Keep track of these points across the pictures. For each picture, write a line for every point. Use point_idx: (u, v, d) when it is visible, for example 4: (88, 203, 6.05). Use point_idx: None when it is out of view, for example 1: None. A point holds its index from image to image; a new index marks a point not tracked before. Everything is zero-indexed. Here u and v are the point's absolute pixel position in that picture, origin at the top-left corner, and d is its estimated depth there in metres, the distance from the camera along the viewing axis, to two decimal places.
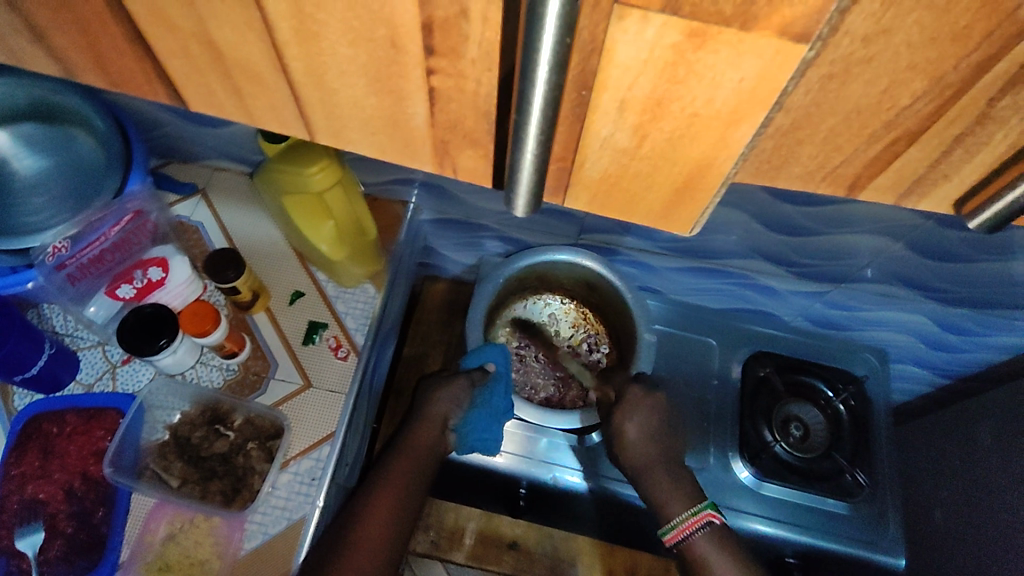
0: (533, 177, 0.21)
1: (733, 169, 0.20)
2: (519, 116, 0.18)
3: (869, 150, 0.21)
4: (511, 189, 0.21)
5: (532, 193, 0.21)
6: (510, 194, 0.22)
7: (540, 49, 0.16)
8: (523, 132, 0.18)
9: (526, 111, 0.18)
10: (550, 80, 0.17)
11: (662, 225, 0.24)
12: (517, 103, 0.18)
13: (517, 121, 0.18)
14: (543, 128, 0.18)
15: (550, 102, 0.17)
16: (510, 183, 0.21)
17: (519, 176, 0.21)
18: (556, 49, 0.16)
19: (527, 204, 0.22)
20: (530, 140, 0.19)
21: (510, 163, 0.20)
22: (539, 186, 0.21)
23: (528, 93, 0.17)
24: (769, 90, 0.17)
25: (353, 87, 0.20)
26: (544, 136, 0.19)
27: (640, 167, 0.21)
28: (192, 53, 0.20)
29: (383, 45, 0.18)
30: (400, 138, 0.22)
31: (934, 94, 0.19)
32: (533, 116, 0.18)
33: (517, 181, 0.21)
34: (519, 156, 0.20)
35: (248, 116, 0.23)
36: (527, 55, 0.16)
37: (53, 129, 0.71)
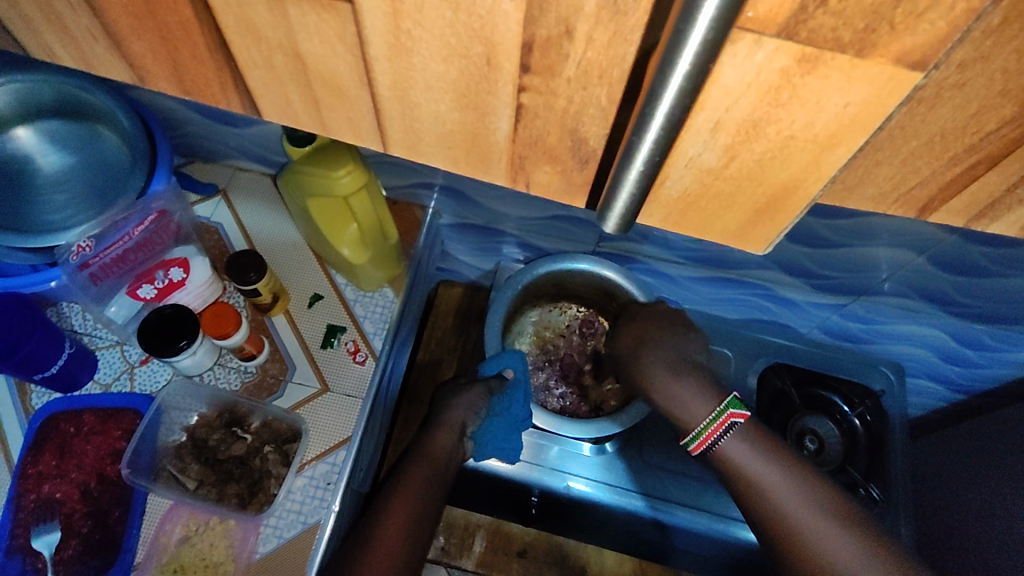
0: (634, 192, 0.21)
1: (820, 189, 0.21)
2: (633, 137, 0.19)
3: (948, 171, 0.21)
4: (607, 205, 0.22)
5: (626, 213, 0.22)
6: (605, 211, 0.22)
7: (672, 78, 0.17)
8: (635, 150, 0.19)
9: (642, 128, 0.19)
10: (675, 107, 0.18)
11: (734, 244, 0.25)
12: (635, 124, 0.19)
13: (631, 142, 0.19)
14: (654, 150, 0.19)
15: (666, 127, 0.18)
16: (607, 200, 0.22)
17: (619, 193, 0.21)
18: (691, 70, 0.17)
19: (618, 222, 0.23)
20: (639, 159, 0.20)
21: (613, 176, 0.21)
22: (638, 203, 0.22)
23: (649, 115, 0.18)
24: (873, 114, 0.18)
25: (438, 102, 0.21)
26: (653, 156, 0.20)
27: (725, 186, 0.22)
28: (276, 64, 0.21)
29: (477, 61, 0.19)
30: (477, 150, 0.23)
31: (1019, 122, 0.20)
32: (648, 137, 0.19)
33: (616, 196, 0.22)
34: (623, 173, 0.20)
35: (323, 127, 0.23)
36: (657, 82, 0.17)
37: (76, 126, 0.72)
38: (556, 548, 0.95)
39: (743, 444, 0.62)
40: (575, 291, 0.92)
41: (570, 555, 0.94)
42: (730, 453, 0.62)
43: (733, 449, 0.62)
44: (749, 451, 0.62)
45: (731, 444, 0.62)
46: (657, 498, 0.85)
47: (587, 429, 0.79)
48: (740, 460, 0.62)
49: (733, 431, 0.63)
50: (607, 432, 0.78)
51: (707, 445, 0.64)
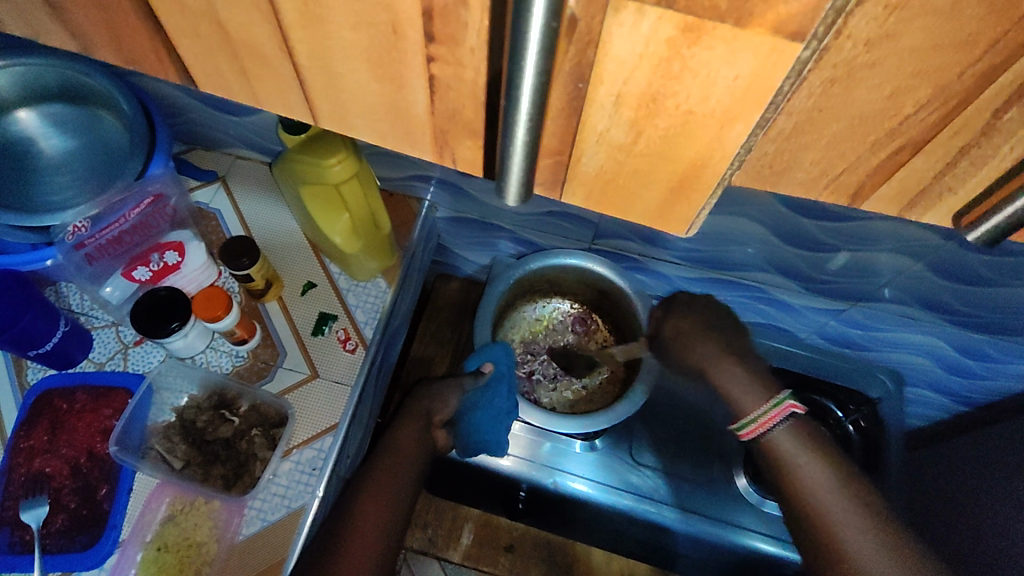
0: (526, 167, 0.18)
1: (729, 169, 0.18)
2: (507, 100, 0.16)
3: (872, 159, 0.20)
4: (500, 177, 0.19)
5: (523, 184, 0.19)
6: (500, 187, 0.19)
7: (527, 40, 0.14)
8: (513, 119, 0.16)
9: (513, 98, 0.16)
10: (539, 69, 0.15)
11: (656, 225, 0.21)
12: (506, 85, 0.16)
13: (506, 107, 0.16)
14: (533, 119, 0.16)
15: (541, 91, 0.16)
16: (499, 171, 0.19)
17: (510, 165, 0.18)
18: (543, 33, 0.14)
19: (518, 196, 0.20)
20: (520, 125, 0.16)
21: (500, 149, 0.18)
22: (532, 176, 0.19)
23: (518, 80, 0.15)
24: (763, 90, 0.15)
25: (356, 74, 0.19)
26: (534, 130, 0.17)
27: (640, 166, 0.18)
28: (203, 34, 0.20)
29: (384, 30, 0.17)
30: (401, 126, 0.20)
31: (938, 103, 0.18)
32: (523, 103, 0.16)
33: (507, 169, 0.18)
34: (508, 144, 0.17)
35: (256, 100, 0.22)
36: (515, 41, 0.14)
37: (80, 110, 0.73)
38: (543, 544, 0.99)
39: (797, 442, 0.50)
40: (569, 288, 0.92)
41: (558, 552, 0.99)
42: (785, 453, 0.50)
43: (790, 449, 0.50)
44: (805, 453, 0.50)
45: (788, 442, 0.50)
46: (645, 498, 0.84)
47: (580, 424, 0.78)
48: (790, 459, 0.50)
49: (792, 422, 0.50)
50: (599, 425, 0.78)
51: (756, 434, 0.52)
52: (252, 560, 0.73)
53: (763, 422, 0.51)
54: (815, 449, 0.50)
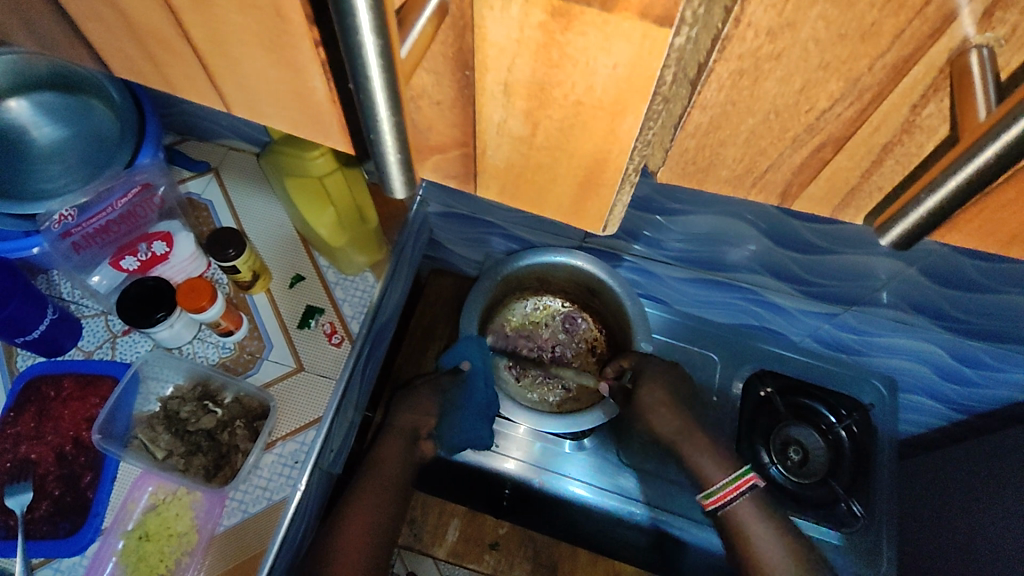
0: (402, 159, 0.17)
1: (632, 163, 0.17)
2: (360, 93, 0.14)
3: (795, 155, 0.19)
4: (381, 170, 0.17)
5: (403, 169, 0.17)
6: (383, 179, 0.18)
7: (358, 30, 0.12)
8: (372, 113, 0.15)
9: (364, 90, 0.14)
10: (381, 57, 0.13)
11: (574, 222, 0.20)
12: (353, 74, 0.14)
13: (362, 101, 0.15)
14: (393, 109, 0.15)
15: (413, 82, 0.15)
16: (380, 166, 0.17)
17: (385, 154, 0.16)
18: (374, 18, 0.12)
19: (405, 188, 0.18)
20: (382, 121, 0.15)
21: (370, 144, 0.16)
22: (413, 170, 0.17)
23: (364, 75, 0.14)
24: (645, 79, 0.14)
25: (254, 59, 0.18)
26: (400, 126, 0.15)
27: (544, 159, 0.18)
28: (104, 16, 0.19)
29: (269, 14, 0.16)
30: (310, 114, 0.20)
31: (853, 97, 0.17)
32: (378, 96, 0.14)
33: (384, 163, 0.17)
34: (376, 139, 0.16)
35: (170, 86, 0.21)
36: (347, 38, 0.13)
37: (71, 99, 0.69)
38: (528, 545, 0.96)
39: (755, 510, 0.70)
40: (559, 286, 0.91)
41: (542, 553, 0.96)
42: (743, 520, 0.70)
43: (747, 515, 0.70)
44: (759, 519, 0.70)
45: (746, 510, 0.70)
46: (634, 501, 0.83)
47: (566, 423, 0.77)
48: (751, 525, 0.70)
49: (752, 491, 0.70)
50: (586, 425, 0.77)
51: (720, 502, 0.71)
52: (233, 550, 0.74)
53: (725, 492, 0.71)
54: (768, 518, 0.71)
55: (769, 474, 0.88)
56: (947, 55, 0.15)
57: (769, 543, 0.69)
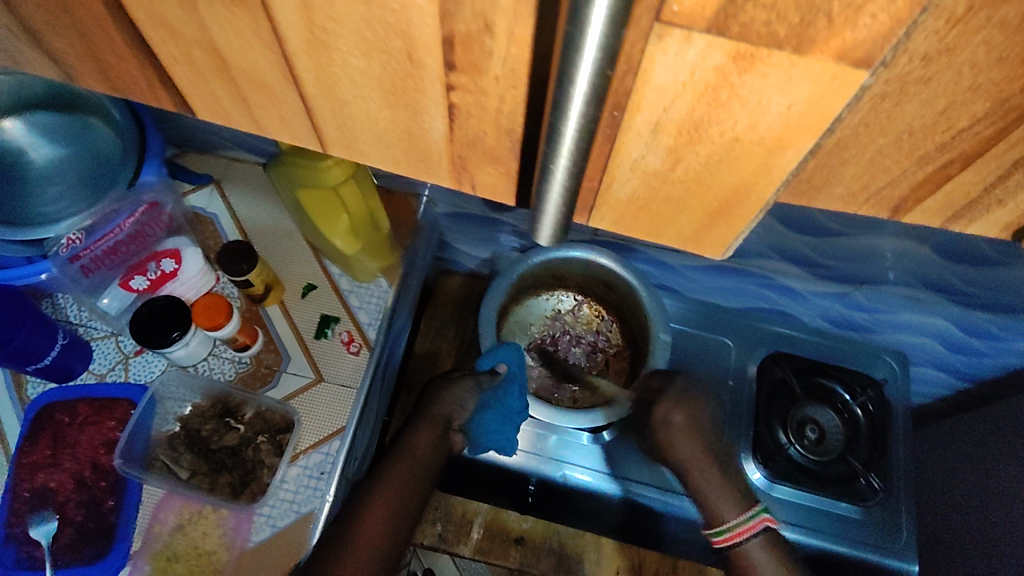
0: (564, 207, 0.18)
1: (775, 195, 0.16)
2: (548, 146, 0.15)
3: (918, 172, 0.19)
4: (537, 217, 0.19)
5: (559, 223, 0.19)
6: (536, 224, 0.19)
7: (575, 83, 0.13)
8: (553, 163, 0.16)
9: (555, 143, 0.15)
10: (584, 112, 0.14)
11: (691, 249, 0.20)
12: (547, 131, 0.15)
13: (546, 153, 0.16)
14: (575, 161, 0.16)
15: (589, 122, 0.14)
16: (537, 210, 0.18)
17: (546, 205, 0.18)
18: (594, 79, 0.13)
19: (552, 233, 0.19)
20: (559, 171, 0.16)
21: (536, 194, 0.17)
22: (568, 217, 0.18)
23: (561, 125, 0.15)
24: (820, 117, 0.14)
25: (366, 100, 0.17)
26: (573, 173, 0.16)
27: (675, 192, 0.17)
28: (199, 60, 0.18)
29: (400, 58, 0.15)
30: (416, 152, 0.19)
31: (995, 117, 0.16)
32: (565, 148, 0.15)
33: (545, 211, 0.18)
34: (546, 186, 0.17)
35: (258, 125, 0.21)
36: (560, 82, 0.13)
37: (69, 118, 0.67)
38: (553, 537, 0.94)
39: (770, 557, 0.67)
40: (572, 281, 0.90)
41: (567, 544, 0.94)
42: (756, 559, 0.67)
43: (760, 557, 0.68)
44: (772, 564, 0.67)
45: (761, 551, 0.67)
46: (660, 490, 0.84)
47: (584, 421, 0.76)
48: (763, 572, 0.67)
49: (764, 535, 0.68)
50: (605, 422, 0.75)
51: (730, 540, 0.69)
52: (263, 567, 0.73)
53: (739, 532, 0.68)
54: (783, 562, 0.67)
55: (790, 455, 0.88)
56: None
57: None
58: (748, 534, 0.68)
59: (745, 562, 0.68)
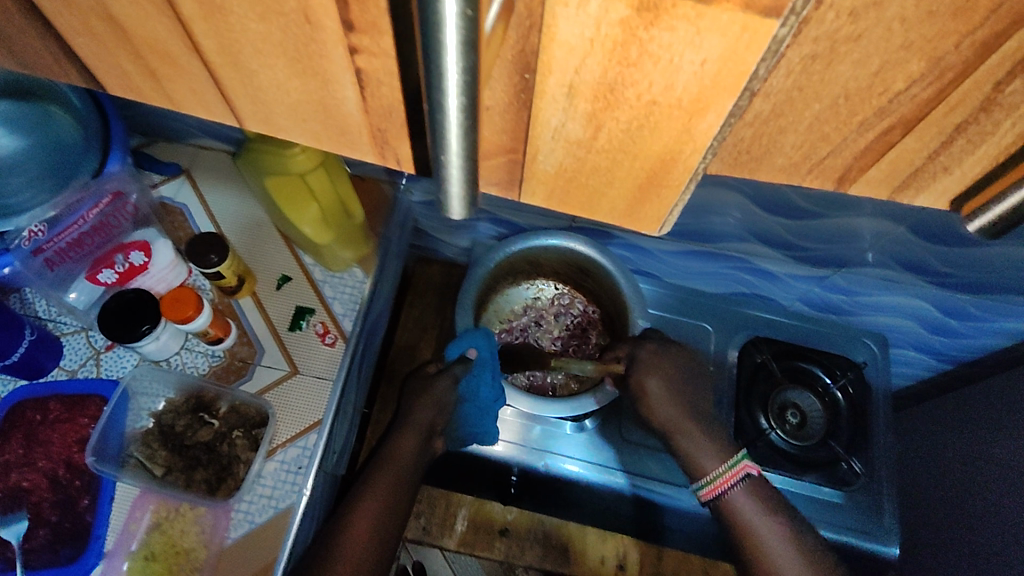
0: (465, 176, 0.16)
1: (703, 162, 0.16)
2: (431, 106, 0.14)
3: (860, 138, 0.18)
4: (440, 188, 0.17)
5: (466, 194, 0.17)
6: (443, 199, 0.17)
7: (442, 30, 0.12)
8: (441, 125, 0.14)
9: (438, 104, 0.13)
10: (462, 66, 0.12)
11: (627, 224, 0.19)
12: (426, 84, 0.13)
13: (430, 108, 0.14)
14: (464, 126, 0.14)
15: (471, 88, 0.13)
16: (438, 180, 0.17)
17: (446, 172, 0.16)
18: (461, 26, 0.12)
19: (462, 209, 0.18)
20: (451, 134, 0.14)
21: (433, 164, 0.16)
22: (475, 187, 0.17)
23: (440, 88, 0.13)
24: (737, 74, 0.13)
25: (273, 69, 0.16)
26: (466, 141, 0.15)
27: (601, 162, 0.16)
28: (94, 29, 0.17)
29: (296, 21, 0.14)
30: (335, 125, 0.18)
31: (932, 77, 0.16)
32: (451, 112, 0.14)
33: (445, 179, 0.16)
34: (441, 154, 0.15)
35: (171, 100, 0.19)
36: (429, 36, 0.12)
37: (25, 106, 0.63)
38: (537, 527, 0.92)
39: (753, 501, 0.62)
40: (552, 268, 0.89)
41: (553, 535, 0.92)
42: (741, 508, 0.62)
43: (746, 505, 0.62)
44: (757, 508, 0.62)
45: (743, 499, 0.62)
46: (653, 480, 0.83)
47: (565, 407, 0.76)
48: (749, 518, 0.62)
49: (747, 481, 0.63)
50: (586, 408, 0.75)
51: (717, 491, 0.64)
52: (243, 562, 0.72)
53: (718, 482, 0.64)
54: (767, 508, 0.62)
55: (771, 440, 0.88)
56: None
57: (770, 535, 0.60)
58: (729, 482, 0.63)
59: (733, 516, 0.63)
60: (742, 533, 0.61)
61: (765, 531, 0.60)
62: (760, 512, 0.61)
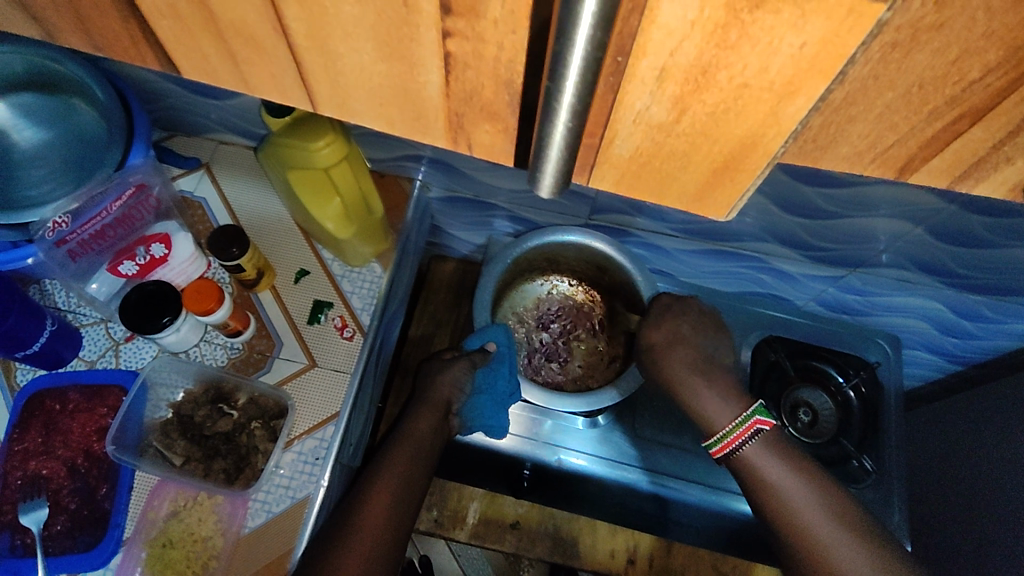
0: (567, 153, 0.17)
1: (783, 147, 0.16)
2: (551, 83, 0.14)
3: (927, 128, 0.18)
4: (538, 169, 0.17)
5: (561, 173, 0.17)
6: (535, 174, 0.18)
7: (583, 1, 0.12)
8: (556, 102, 0.15)
9: (560, 78, 0.14)
10: (593, 37, 0.13)
11: (695, 208, 0.19)
12: (550, 66, 0.14)
13: (549, 90, 0.15)
14: (579, 100, 0.15)
15: (593, 62, 0.14)
16: (536, 161, 0.17)
17: (548, 154, 0.17)
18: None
19: (553, 186, 0.18)
20: (563, 109, 0.15)
21: (537, 142, 0.16)
22: (570, 165, 0.17)
23: (566, 56, 0.14)
24: (834, 57, 0.13)
25: (360, 53, 0.17)
26: (578, 114, 0.15)
27: (679, 146, 0.17)
28: (182, 11, 0.17)
29: (393, 3, 0.15)
30: (411, 109, 0.18)
31: (1007, 68, 0.16)
32: (570, 83, 0.14)
33: (546, 161, 0.17)
34: (549, 129, 0.16)
35: (245, 85, 0.20)
36: (567, 8, 0.13)
37: (51, 99, 0.67)
38: (548, 521, 0.92)
39: (767, 453, 0.61)
40: (568, 265, 0.89)
41: (563, 528, 0.92)
42: (757, 462, 0.61)
43: (760, 459, 0.61)
44: (774, 461, 0.61)
45: (758, 453, 0.61)
46: (663, 476, 0.84)
47: (582, 403, 0.76)
48: (766, 470, 0.60)
49: (759, 437, 0.62)
50: (603, 403, 0.75)
51: (729, 448, 0.63)
52: (259, 551, 0.73)
53: (731, 437, 0.63)
54: (785, 459, 0.61)
55: None
56: None
57: (788, 482, 0.59)
58: (742, 438, 0.63)
59: (748, 469, 0.62)
60: (761, 484, 0.60)
61: (785, 483, 0.59)
62: (779, 465, 0.60)
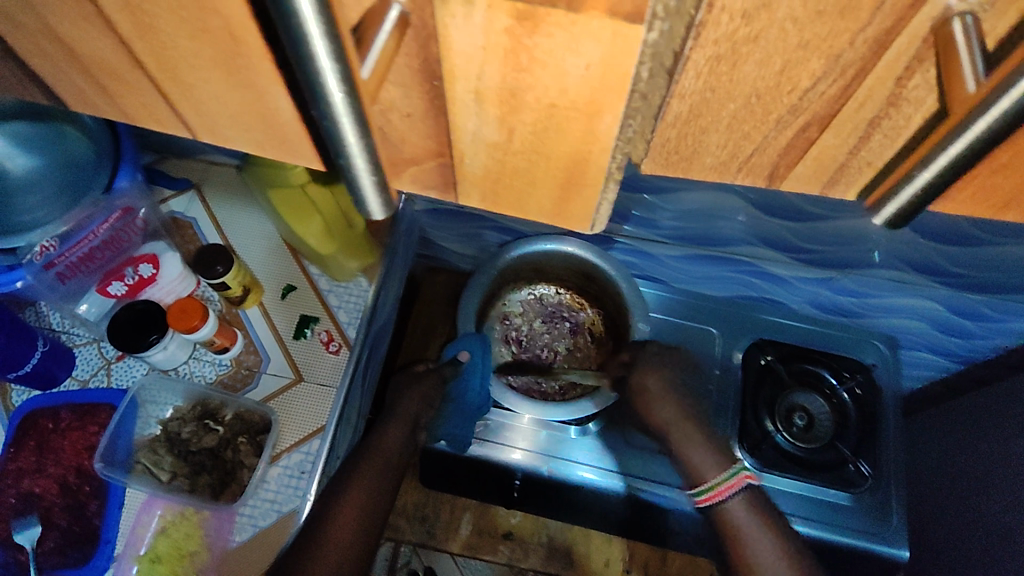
0: (376, 177, 0.18)
1: (611, 161, 0.19)
2: (325, 120, 0.15)
3: (780, 136, 0.21)
4: (353, 194, 0.18)
5: (382, 197, 0.18)
6: (358, 202, 0.19)
7: (311, 40, 0.13)
8: (339, 137, 0.16)
9: (327, 113, 0.15)
10: (337, 70, 0.14)
11: (560, 222, 0.23)
12: (316, 103, 0.15)
13: (327, 127, 0.16)
14: (359, 134, 0.16)
15: (355, 104, 0.15)
16: (351, 188, 0.18)
17: (358, 177, 0.17)
18: (327, 35, 0.13)
19: (382, 207, 0.19)
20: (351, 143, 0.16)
21: (341, 163, 0.17)
22: (387, 186, 0.18)
23: (325, 97, 0.15)
24: (618, 76, 0.16)
25: (209, 82, 0.18)
26: (367, 140, 0.16)
27: (520, 162, 0.20)
28: (52, 50, 0.19)
29: (222, 37, 0.16)
30: (274, 134, 0.20)
31: (834, 74, 0.18)
32: (343, 120, 0.15)
33: (357, 186, 0.18)
34: (346, 160, 0.17)
35: (126, 115, 0.22)
36: (298, 46, 0.13)
37: (45, 127, 0.63)
38: (542, 532, 0.91)
39: (753, 514, 0.57)
40: (555, 274, 0.88)
41: (558, 538, 0.91)
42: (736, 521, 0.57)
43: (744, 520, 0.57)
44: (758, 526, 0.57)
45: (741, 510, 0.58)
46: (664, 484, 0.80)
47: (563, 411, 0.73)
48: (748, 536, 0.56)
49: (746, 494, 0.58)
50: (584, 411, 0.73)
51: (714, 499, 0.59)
52: (248, 565, 0.74)
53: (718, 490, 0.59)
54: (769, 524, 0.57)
55: (777, 443, 0.85)
56: (930, 25, 0.16)
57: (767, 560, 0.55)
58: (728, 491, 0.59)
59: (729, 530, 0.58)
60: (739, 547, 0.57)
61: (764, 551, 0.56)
62: (759, 527, 0.57)
